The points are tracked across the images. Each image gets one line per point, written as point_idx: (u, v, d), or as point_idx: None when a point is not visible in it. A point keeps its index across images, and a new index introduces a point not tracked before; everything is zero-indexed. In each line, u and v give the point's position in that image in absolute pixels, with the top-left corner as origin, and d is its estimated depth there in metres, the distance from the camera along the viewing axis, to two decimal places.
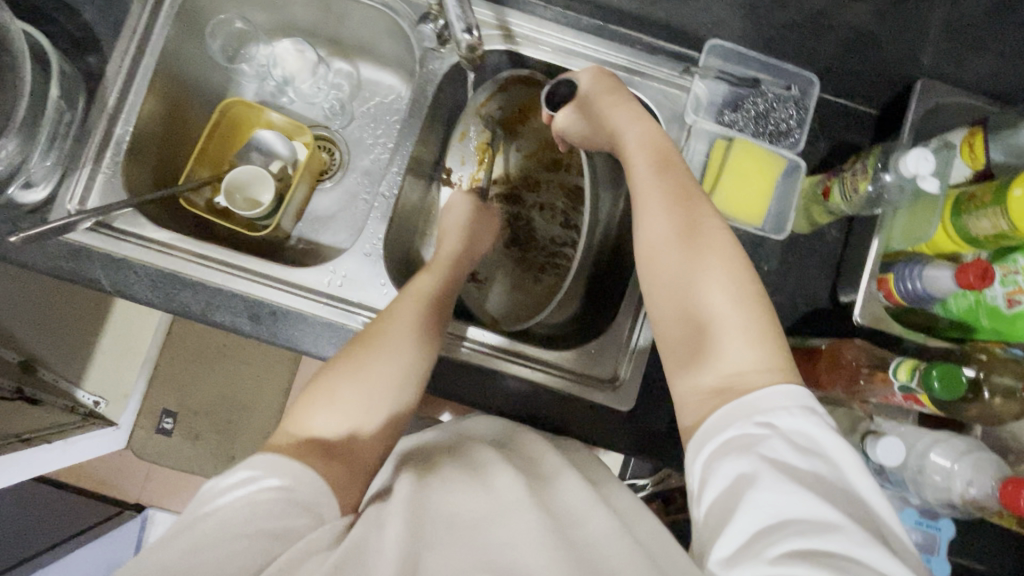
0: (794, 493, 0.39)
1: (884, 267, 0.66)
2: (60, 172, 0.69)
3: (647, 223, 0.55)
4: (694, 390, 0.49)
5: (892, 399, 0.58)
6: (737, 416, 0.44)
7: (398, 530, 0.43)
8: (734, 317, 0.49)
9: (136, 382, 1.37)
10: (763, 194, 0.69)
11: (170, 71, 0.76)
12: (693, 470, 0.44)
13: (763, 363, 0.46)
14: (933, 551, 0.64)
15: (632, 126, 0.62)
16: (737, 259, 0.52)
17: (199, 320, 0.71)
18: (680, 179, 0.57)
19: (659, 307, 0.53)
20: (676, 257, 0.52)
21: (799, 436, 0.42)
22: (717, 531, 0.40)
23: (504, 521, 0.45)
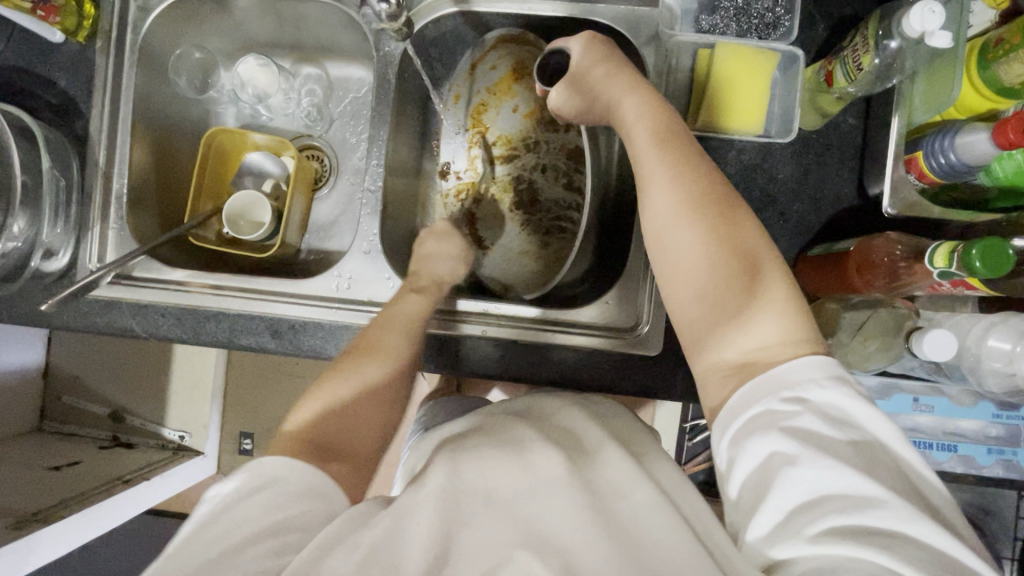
0: (832, 469, 0.36)
1: (910, 146, 0.59)
2: (74, 236, 0.74)
3: (652, 196, 0.50)
4: (715, 366, 0.45)
5: (940, 288, 0.53)
6: (763, 391, 0.41)
7: (425, 528, 0.40)
8: (754, 291, 0.45)
9: (211, 414, 1.45)
10: (759, 96, 0.63)
11: (148, 115, 0.78)
12: (720, 447, 0.42)
13: (790, 336, 0.43)
14: (1018, 443, 0.60)
15: (618, 101, 0.56)
16: (752, 229, 0.47)
17: (227, 346, 0.74)
18: (683, 148, 0.51)
19: (673, 287, 0.48)
20: (688, 233, 0.47)
21: (833, 409, 0.39)
22: (752, 509, 0.38)
23: (538, 501, 0.41)
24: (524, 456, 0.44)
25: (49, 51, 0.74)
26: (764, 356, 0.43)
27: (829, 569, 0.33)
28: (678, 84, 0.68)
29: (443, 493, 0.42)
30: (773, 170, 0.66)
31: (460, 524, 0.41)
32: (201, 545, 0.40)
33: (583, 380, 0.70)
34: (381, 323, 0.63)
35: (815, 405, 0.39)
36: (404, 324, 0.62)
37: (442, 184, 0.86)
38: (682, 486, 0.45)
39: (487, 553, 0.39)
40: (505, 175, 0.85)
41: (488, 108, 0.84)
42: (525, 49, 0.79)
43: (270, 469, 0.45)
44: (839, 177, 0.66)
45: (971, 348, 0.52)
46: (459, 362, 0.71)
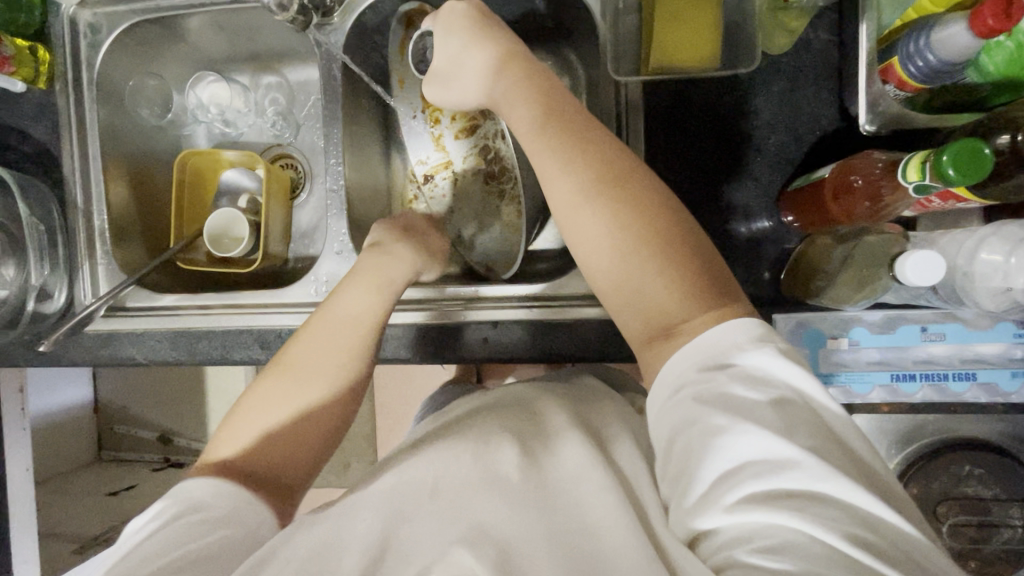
0: (752, 433, 0.34)
1: (884, 55, 0.53)
2: (66, 276, 0.77)
3: (551, 183, 0.46)
4: (645, 345, 0.43)
5: (929, 205, 0.48)
6: (685, 362, 0.39)
7: (371, 527, 0.40)
8: (673, 266, 0.42)
9: None
10: (701, 28, 0.57)
11: (118, 149, 0.80)
12: (652, 421, 0.40)
13: (712, 304, 0.41)
14: None
15: (505, 78, 0.52)
16: (655, 197, 0.44)
17: (223, 362, 0.76)
18: (574, 124, 0.47)
19: (586, 272, 0.45)
20: (590, 216, 0.44)
21: (755, 370, 0.37)
22: (676, 480, 0.36)
23: (486, 491, 0.40)
24: (483, 453, 0.43)
25: (15, 102, 0.77)
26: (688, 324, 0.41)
27: (746, 537, 0.32)
28: (625, 29, 0.63)
29: (393, 489, 0.42)
30: (739, 104, 0.61)
31: (409, 521, 0.40)
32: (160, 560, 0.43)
33: (572, 352, 0.68)
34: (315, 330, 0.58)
35: (736, 369, 0.37)
36: (341, 328, 0.58)
37: (417, 171, 0.84)
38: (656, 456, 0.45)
39: (426, 549, 0.38)
40: (471, 151, 0.83)
41: None
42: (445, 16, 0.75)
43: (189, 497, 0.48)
44: (813, 102, 0.60)
45: (963, 267, 0.47)
46: (454, 349, 0.71)
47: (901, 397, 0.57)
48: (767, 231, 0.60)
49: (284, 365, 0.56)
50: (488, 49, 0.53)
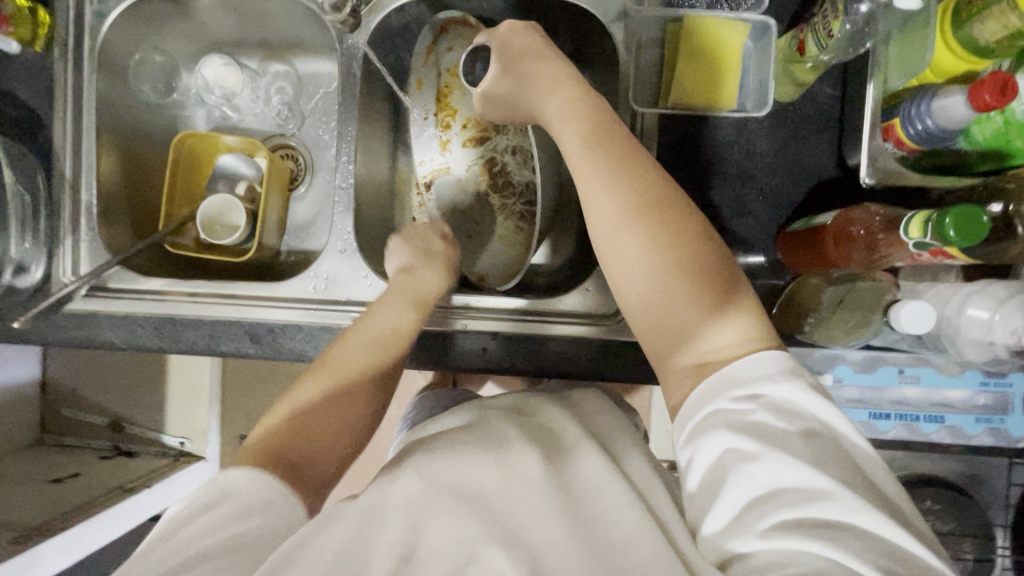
0: (784, 462, 0.36)
1: (887, 114, 0.57)
2: (45, 250, 0.72)
3: (595, 203, 0.47)
4: (672, 369, 0.45)
5: (920, 258, 0.52)
6: (716, 389, 0.41)
7: (396, 528, 0.41)
8: (708, 296, 0.44)
9: (209, 418, 1.45)
10: (727, 68, 0.61)
11: (113, 123, 0.77)
12: (677, 445, 0.42)
13: (743, 335, 0.43)
14: (1006, 411, 0.59)
15: (553, 98, 0.54)
16: (695, 227, 0.45)
17: (208, 353, 0.73)
18: (621, 147, 0.48)
19: (619, 293, 0.47)
20: (631, 240, 0.45)
21: (785, 402, 0.39)
22: (707, 503, 0.38)
23: (516, 496, 0.42)
24: (505, 458, 0.45)
25: (4, 62, 0.72)
26: (717, 355, 0.43)
27: (781, 562, 0.32)
28: (647, 62, 0.66)
29: (416, 492, 0.42)
30: (747, 145, 0.65)
31: (434, 519, 0.41)
32: (164, 553, 0.40)
33: (563, 368, 0.69)
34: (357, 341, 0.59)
35: (767, 400, 0.39)
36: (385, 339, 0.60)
37: (418, 171, 0.85)
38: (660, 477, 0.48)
39: (453, 551, 0.39)
40: (475, 160, 0.84)
41: (453, 90, 0.83)
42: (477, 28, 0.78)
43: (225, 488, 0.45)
44: (814, 150, 0.64)
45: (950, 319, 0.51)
46: (442, 355, 0.71)
47: (875, 433, 0.61)
48: (765, 267, 0.63)
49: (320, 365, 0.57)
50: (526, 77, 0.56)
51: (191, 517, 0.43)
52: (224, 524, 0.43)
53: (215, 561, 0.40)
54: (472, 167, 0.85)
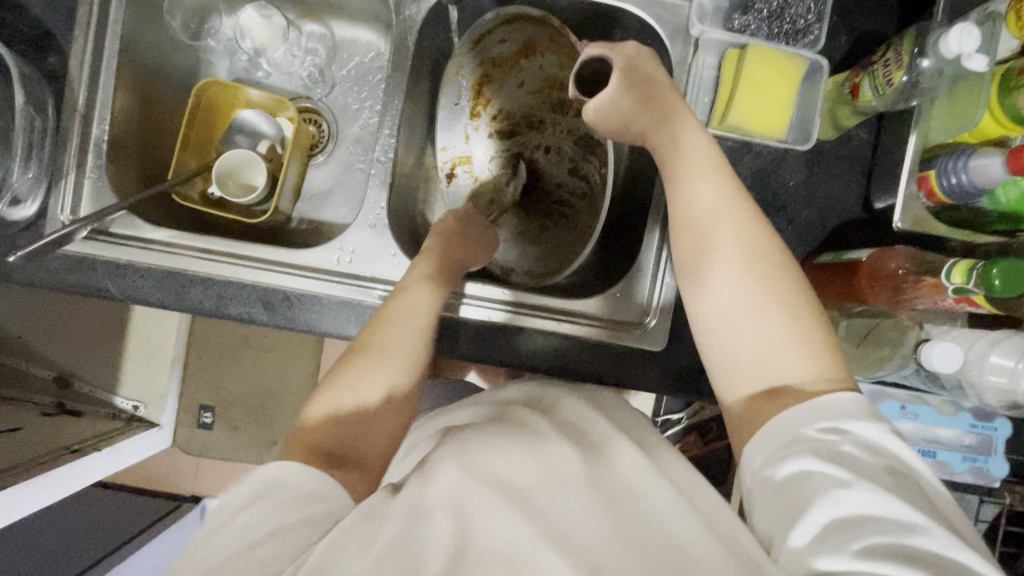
0: (874, 493, 0.37)
1: (924, 164, 0.60)
2: (45, 182, 0.67)
3: (690, 226, 0.52)
4: (743, 396, 0.47)
5: (942, 303, 0.56)
6: (800, 418, 0.42)
7: (444, 521, 0.44)
8: (792, 325, 0.46)
9: (169, 383, 1.37)
10: (782, 101, 0.63)
11: (134, 58, 0.72)
12: (754, 467, 0.44)
13: (823, 374, 0.45)
14: (989, 452, 0.64)
15: (665, 125, 0.57)
16: (788, 267, 0.48)
17: (214, 315, 0.69)
18: (723, 182, 0.52)
19: (704, 316, 0.50)
20: (726, 265, 0.49)
21: (868, 439, 0.40)
22: (791, 521, 0.38)
23: (558, 492, 0.46)
24: (542, 452, 0.49)
25: None
26: (793, 387, 0.45)
27: None
28: (701, 82, 0.68)
29: (459, 483, 0.46)
30: (786, 177, 0.67)
31: (480, 515, 0.44)
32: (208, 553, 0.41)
33: (579, 370, 0.70)
34: (382, 316, 0.59)
35: (853, 435, 0.41)
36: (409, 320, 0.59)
37: (438, 157, 0.83)
38: (694, 482, 0.49)
39: (502, 548, 0.42)
40: (501, 152, 0.85)
41: (490, 82, 0.82)
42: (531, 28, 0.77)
43: (271, 476, 0.47)
44: (846, 189, 0.67)
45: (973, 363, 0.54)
46: (458, 343, 0.69)
47: None
48: None
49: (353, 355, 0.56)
50: (640, 89, 0.58)
51: (242, 505, 0.44)
52: (274, 512, 0.44)
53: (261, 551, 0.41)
54: (495, 159, 0.85)
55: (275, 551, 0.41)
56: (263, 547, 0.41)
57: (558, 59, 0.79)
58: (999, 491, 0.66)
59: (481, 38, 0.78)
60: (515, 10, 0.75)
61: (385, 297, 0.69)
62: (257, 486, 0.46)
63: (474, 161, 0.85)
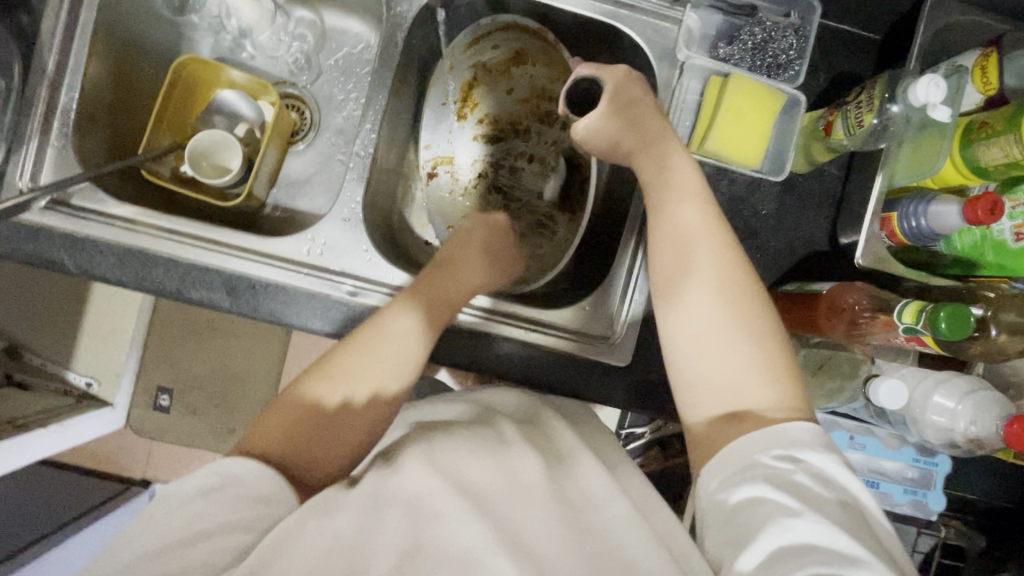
0: (822, 523, 0.38)
1: (887, 205, 0.62)
2: (6, 147, 0.64)
3: (670, 249, 0.52)
4: (705, 420, 0.47)
5: (893, 340, 0.57)
6: (757, 445, 0.43)
7: (398, 521, 0.44)
8: (759, 355, 0.47)
9: (127, 362, 1.32)
10: (761, 129, 0.64)
11: (112, 27, 0.70)
12: (709, 489, 0.44)
13: (785, 404, 0.45)
14: (929, 486, 0.65)
15: (643, 148, 0.58)
16: (759, 294, 0.49)
17: (175, 298, 0.67)
18: (703, 208, 0.53)
19: (672, 336, 0.50)
20: (697, 289, 0.49)
21: (820, 470, 0.41)
22: (738, 545, 0.39)
23: (515, 499, 0.47)
24: (505, 458, 0.50)
25: None
26: (754, 416, 0.45)
27: None
28: (684, 106, 0.69)
29: (421, 489, 0.46)
30: (758, 206, 0.69)
31: (439, 513, 0.45)
32: (150, 536, 0.42)
33: (544, 380, 0.70)
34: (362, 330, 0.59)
35: (806, 464, 0.41)
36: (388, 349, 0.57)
37: (420, 155, 0.83)
38: (647, 504, 0.50)
39: (459, 550, 0.43)
40: (484, 156, 0.85)
41: (479, 85, 0.83)
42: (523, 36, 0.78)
43: (226, 466, 0.47)
44: (814, 223, 0.69)
45: (919, 402, 0.55)
46: (426, 344, 0.69)
47: None
48: None
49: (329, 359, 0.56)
50: (626, 113, 0.59)
51: (196, 492, 0.45)
52: (226, 505, 0.44)
53: (204, 543, 0.42)
54: (476, 163, 0.85)
55: (211, 546, 0.42)
56: (208, 539, 0.42)
57: (548, 71, 0.80)
58: (936, 523, 0.69)
59: (475, 41, 0.80)
60: (511, 19, 0.76)
61: (354, 292, 0.68)
62: (213, 478, 0.46)
63: (456, 163, 0.84)
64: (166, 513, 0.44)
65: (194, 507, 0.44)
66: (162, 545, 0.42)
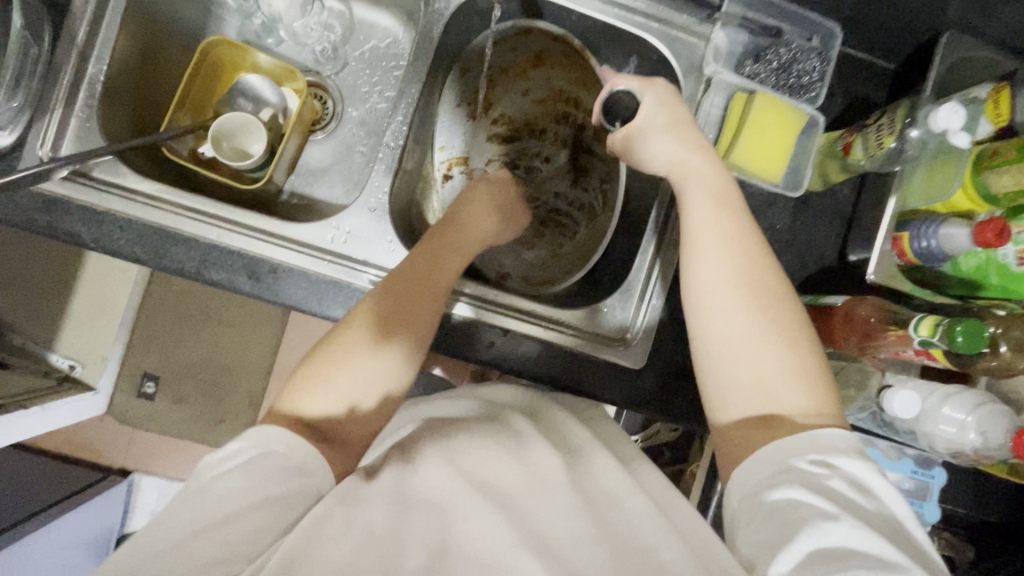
0: (860, 528, 0.39)
1: (899, 226, 0.65)
2: (29, 114, 0.63)
3: (704, 259, 0.53)
4: (737, 422, 0.49)
5: (903, 354, 0.60)
6: (791, 450, 0.45)
7: (424, 521, 0.45)
8: (792, 360, 0.49)
9: (113, 346, 1.28)
10: (782, 146, 0.67)
11: (144, 3, 0.69)
12: (742, 493, 0.46)
13: (817, 410, 0.47)
14: (925, 498, 0.67)
15: (673, 157, 0.60)
16: (789, 302, 0.51)
17: (193, 279, 0.66)
18: (738, 220, 0.55)
19: (704, 342, 0.52)
20: (730, 298, 0.51)
21: (854, 476, 0.43)
22: (774, 547, 0.40)
23: (544, 496, 0.47)
24: (533, 455, 0.50)
25: None
26: (784, 418, 0.47)
27: None
28: (708, 118, 0.71)
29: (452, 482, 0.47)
30: (775, 219, 0.70)
31: (470, 508, 0.45)
32: (183, 518, 0.40)
33: (560, 379, 0.70)
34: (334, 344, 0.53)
35: (842, 470, 0.43)
36: (364, 372, 0.52)
37: (435, 156, 0.84)
38: (671, 501, 0.51)
39: (489, 545, 0.43)
40: (500, 154, 0.86)
41: (495, 85, 0.83)
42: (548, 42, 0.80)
43: (256, 444, 0.46)
44: (826, 239, 0.71)
45: (932, 414, 0.58)
46: (447, 339, 0.69)
47: None
48: None
49: (314, 365, 0.53)
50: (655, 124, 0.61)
51: (230, 469, 0.44)
52: (265, 479, 0.44)
53: (242, 521, 0.41)
54: (492, 161, 0.86)
55: (253, 521, 0.42)
56: (248, 516, 0.42)
57: (566, 75, 0.83)
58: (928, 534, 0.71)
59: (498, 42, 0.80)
60: (533, 25, 0.78)
61: (375, 283, 0.68)
62: (243, 455, 0.45)
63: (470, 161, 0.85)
64: (203, 491, 0.42)
65: (230, 484, 0.43)
66: (197, 526, 0.40)
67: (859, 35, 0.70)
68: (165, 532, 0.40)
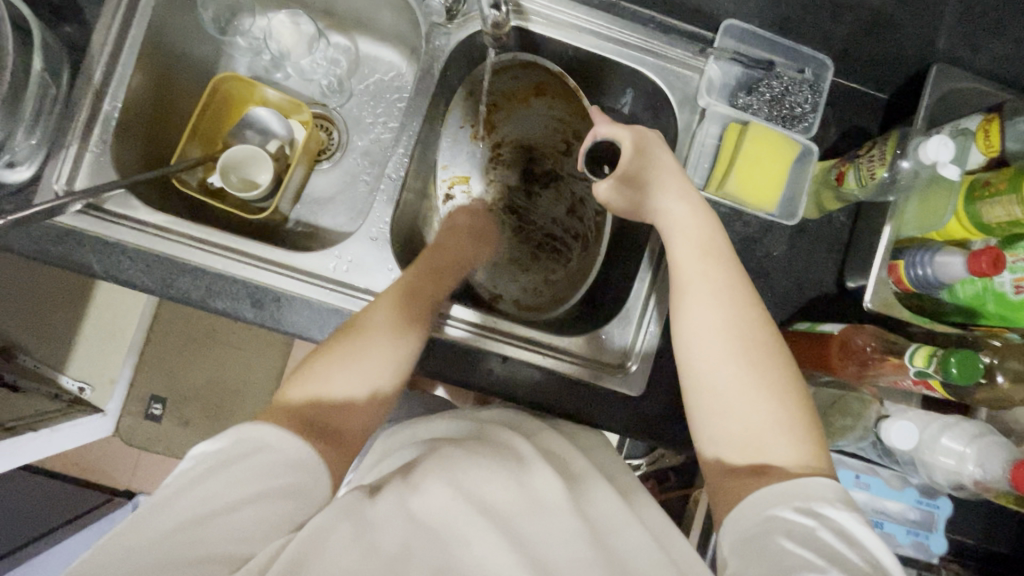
0: None
1: (895, 253, 0.65)
2: (45, 150, 0.66)
3: (697, 305, 0.54)
4: (731, 471, 0.49)
5: (901, 383, 0.60)
6: (781, 496, 0.45)
7: (422, 546, 0.45)
8: (783, 416, 0.49)
9: (123, 368, 1.30)
10: (775, 179, 0.68)
11: (158, 42, 0.73)
12: (732, 535, 0.45)
13: (808, 462, 0.47)
14: (931, 528, 0.67)
15: (665, 193, 0.61)
16: (779, 357, 0.51)
17: (199, 307, 0.68)
18: (726, 268, 0.56)
19: (695, 389, 0.52)
20: (722, 348, 0.52)
21: (842, 527, 0.42)
22: None
23: (536, 531, 0.47)
24: (529, 485, 0.50)
25: None
26: (776, 468, 0.47)
27: None
28: (701, 149, 0.73)
29: (448, 511, 0.47)
30: (771, 247, 0.71)
31: (461, 541, 0.45)
32: (175, 512, 0.41)
33: (558, 407, 0.70)
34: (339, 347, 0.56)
35: (829, 520, 0.42)
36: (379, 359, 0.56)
37: (438, 174, 0.86)
38: (667, 532, 0.51)
39: None
40: (498, 177, 0.88)
41: (499, 110, 0.86)
42: (545, 75, 0.82)
43: (254, 436, 0.46)
44: (824, 267, 0.71)
45: (931, 445, 0.58)
46: (446, 367, 0.69)
47: None
48: None
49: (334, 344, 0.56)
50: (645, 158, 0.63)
51: (236, 457, 0.44)
52: (259, 477, 0.44)
53: (241, 513, 0.42)
54: (489, 188, 0.88)
55: (255, 512, 0.42)
56: (246, 508, 0.42)
57: (566, 105, 0.84)
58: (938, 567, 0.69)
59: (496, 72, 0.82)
60: (536, 59, 0.79)
61: None
62: (247, 444, 0.45)
63: (470, 183, 0.87)
64: (196, 484, 0.42)
65: (232, 473, 0.43)
66: (191, 517, 0.41)
67: (851, 67, 0.71)
68: (153, 528, 0.40)
